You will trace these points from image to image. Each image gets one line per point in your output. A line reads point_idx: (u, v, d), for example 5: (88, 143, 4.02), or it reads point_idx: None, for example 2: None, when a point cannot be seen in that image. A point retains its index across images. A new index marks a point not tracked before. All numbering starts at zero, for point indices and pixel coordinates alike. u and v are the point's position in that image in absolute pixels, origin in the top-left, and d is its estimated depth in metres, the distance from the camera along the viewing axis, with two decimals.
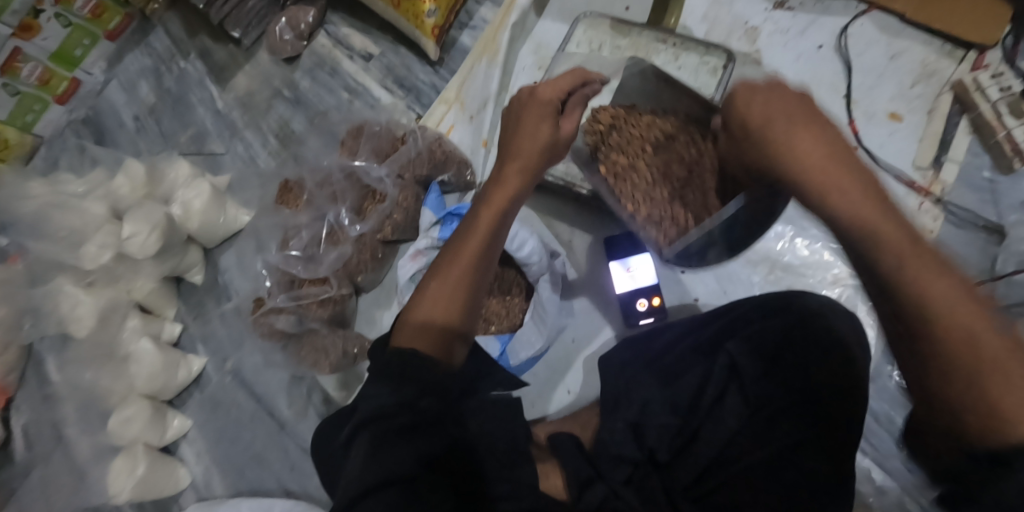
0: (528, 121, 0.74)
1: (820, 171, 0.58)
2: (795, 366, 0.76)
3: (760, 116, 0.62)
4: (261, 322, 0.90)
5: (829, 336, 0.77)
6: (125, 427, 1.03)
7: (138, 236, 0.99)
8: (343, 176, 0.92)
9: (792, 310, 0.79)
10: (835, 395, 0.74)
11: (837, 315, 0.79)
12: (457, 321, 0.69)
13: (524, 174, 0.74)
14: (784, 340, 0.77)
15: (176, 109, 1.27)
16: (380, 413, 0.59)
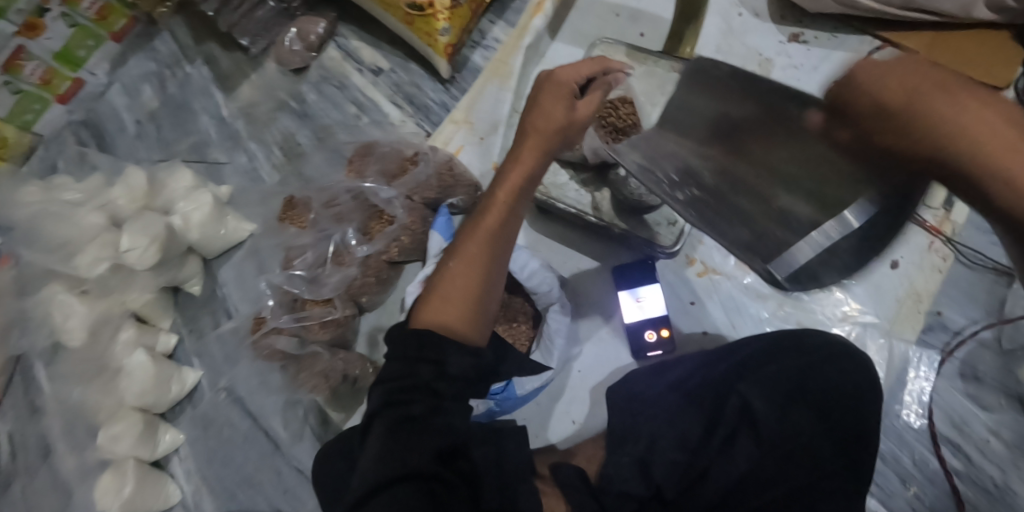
0: (545, 102, 0.74)
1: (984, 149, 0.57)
2: (809, 405, 0.76)
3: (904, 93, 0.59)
4: (262, 343, 0.89)
5: (844, 374, 0.78)
6: (114, 443, 1.01)
7: (136, 249, 0.97)
8: (350, 197, 0.90)
9: (806, 347, 0.79)
10: (841, 422, 0.76)
11: (847, 353, 0.80)
12: (477, 293, 0.72)
13: (541, 150, 0.74)
14: (801, 381, 0.77)
15: (178, 115, 1.25)
16: (397, 403, 0.65)
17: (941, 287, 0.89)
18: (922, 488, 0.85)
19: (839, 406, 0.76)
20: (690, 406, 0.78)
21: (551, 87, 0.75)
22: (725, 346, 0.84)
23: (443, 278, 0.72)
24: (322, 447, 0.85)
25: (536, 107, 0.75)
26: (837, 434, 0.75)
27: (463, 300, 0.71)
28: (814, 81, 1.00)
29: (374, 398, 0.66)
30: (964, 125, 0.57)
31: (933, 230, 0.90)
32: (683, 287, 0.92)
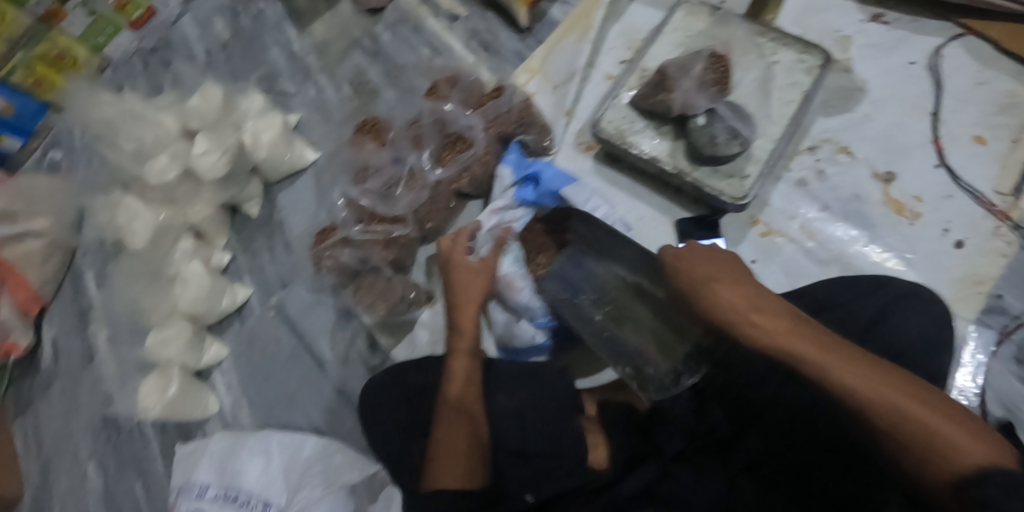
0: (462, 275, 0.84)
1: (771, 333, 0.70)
2: (887, 341, 0.75)
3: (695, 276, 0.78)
4: (326, 255, 0.90)
5: (926, 319, 0.76)
6: (163, 347, 1.03)
7: (209, 155, 0.99)
8: (431, 121, 0.93)
9: (882, 289, 0.79)
10: (918, 365, 0.74)
11: (923, 298, 0.78)
12: (473, 450, 0.74)
13: (473, 307, 0.83)
14: (879, 319, 0.77)
15: (249, 48, 1.27)
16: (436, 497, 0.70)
17: (1004, 272, 0.90)
18: None
19: (919, 343, 0.75)
20: None
21: (468, 273, 0.84)
22: (832, 280, 0.82)
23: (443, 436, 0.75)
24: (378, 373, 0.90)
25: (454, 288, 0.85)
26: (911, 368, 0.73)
27: (462, 451, 0.73)
28: (891, 62, 1.00)
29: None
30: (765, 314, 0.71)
31: (1001, 214, 0.91)
32: (747, 245, 0.95)
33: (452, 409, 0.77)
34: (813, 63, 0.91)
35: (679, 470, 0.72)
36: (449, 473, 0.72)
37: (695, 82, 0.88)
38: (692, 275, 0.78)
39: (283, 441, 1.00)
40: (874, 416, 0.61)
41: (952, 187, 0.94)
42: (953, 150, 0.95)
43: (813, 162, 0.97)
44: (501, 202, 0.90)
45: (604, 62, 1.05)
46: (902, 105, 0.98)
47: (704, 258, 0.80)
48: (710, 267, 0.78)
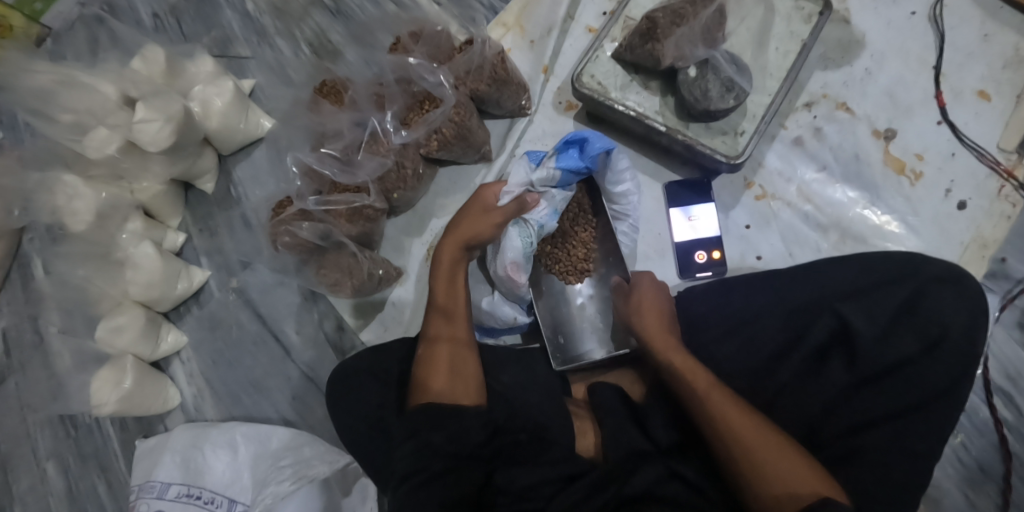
0: (473, 213, 0.81)
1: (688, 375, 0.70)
2: (919, 330, 0.70)
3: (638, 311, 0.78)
4: (283, 230, 0.81)
5: (959, 304, 0.70)
6: (115, 335, 0.96)
7: (150, 123, 0.90)
8: (395, 79, 0.84)
9: (912, 274, 0.73)
10: (951, 356, 0.68)
11: (960, 281, 0.72)
12: (471, 374, 0.74)
13: (459, 247, 0.80)
14: (909, 304, 0.71)
15: (200, 8, 1.16)
16: (416, 464, 0.66)
17: (1008, 234, 0.84)
18: (969, 436, 0.81)
19: (953, 330, 0.69)
20: (771, 330, 0.73)
21: (479, 211, 0.81)
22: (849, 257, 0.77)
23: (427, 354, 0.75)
24: (348, 358, 0.83)
25: (463, 212, 0.83)
26: (937, 364, 0.68)
27: (461, 377, 0.73)
28: (891, 12, 0.93)
29: (404, 464, 0.67)
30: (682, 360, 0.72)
31: (1006, 174, 0.86)
32: (740, 209, 0.89)
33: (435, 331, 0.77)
34: (812, 11, 0.84)
35: (682, 470, 0.67)
36: (448, 395, 0.71)
37: (692, 30, 0.78)
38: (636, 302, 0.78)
39: (248, 432, 0.94)
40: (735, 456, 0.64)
41: (955, 145, 0.88)
42: (955, 106, 0.89)
43: (810, 119, 0.90)
44: (539, 177, 0.81)
45: (585, 15, 0.96)
46: (902, 57, 0.91)
47: (653, 289, 0.80)
48: (654, 304, 0.78)
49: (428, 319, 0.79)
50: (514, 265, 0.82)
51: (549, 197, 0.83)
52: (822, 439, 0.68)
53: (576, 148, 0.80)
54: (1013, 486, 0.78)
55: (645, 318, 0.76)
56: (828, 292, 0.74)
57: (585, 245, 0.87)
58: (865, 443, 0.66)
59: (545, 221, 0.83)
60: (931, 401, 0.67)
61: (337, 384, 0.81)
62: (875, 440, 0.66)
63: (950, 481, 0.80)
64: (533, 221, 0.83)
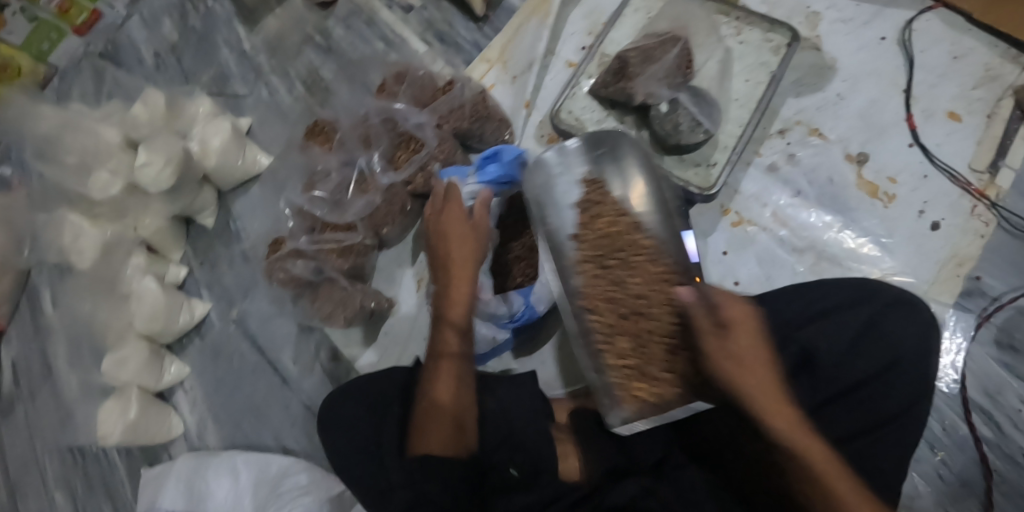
0: (453, 234, 0.80)
1: (777, 410, 0.64)
2: (875, 354, 0.72)
3: (723, 339, 0.66)
4: (277, 267, 0.86)
5: (912, 327, 0.72)
6: (120, 367, 0.99)
7: (151, 166, 0.93)
8: (380, 120, 0.87)
9: (870, 298, 0.75)
10: (903, 378, 0.71)
11: (912, 305, 0.74)
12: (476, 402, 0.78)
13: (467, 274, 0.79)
14: (867, 329, 0.73)
15: (200, 48, 1.21)
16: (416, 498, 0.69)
17: (982, 252, 0.87)
18: (950, 454, 0.83)
19: (907, 352, 0.71)
20: None
21: (459, 235, 0.80)
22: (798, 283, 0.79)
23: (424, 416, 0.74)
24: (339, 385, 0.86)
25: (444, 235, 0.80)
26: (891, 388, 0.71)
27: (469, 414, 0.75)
28: (862, 38, 0.96)
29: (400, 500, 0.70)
30: (764, 390, 0.64)
31: (978, 193, 0.88)
32: (718, 235, 0.92)
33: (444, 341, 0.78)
34: (780, 42, 0.87)
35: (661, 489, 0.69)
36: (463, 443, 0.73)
37: (662, 70, 0.82)
38: (714, 325, 0.66)
39: (248, 459, 0.97)
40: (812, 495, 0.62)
41: (927, 167, 0.90)
42: (926, 128, 0.92)
43: (784, 146, 0.94)
44: (466, 193, 0.84)
45: (565, 48, 1.00)
46: (873, 81, 0.94)
47: (746, 326, 0.65)
48: (740, 330, 0.65)
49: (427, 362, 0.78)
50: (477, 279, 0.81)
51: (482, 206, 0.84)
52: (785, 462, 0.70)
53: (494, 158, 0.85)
54: (994, 501, 0.81)
55: (735, 341, 0.65)
56: (787, 318, 0.76)
57: (660, 289, 0.76)
58: (829, 463, 0.68)
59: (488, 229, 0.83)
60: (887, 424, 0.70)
61: (338, 418, 0.82)
62: (844, 460, 0.68)
63: (931, 497, 0.82)
64: (478, 233, 0.82)
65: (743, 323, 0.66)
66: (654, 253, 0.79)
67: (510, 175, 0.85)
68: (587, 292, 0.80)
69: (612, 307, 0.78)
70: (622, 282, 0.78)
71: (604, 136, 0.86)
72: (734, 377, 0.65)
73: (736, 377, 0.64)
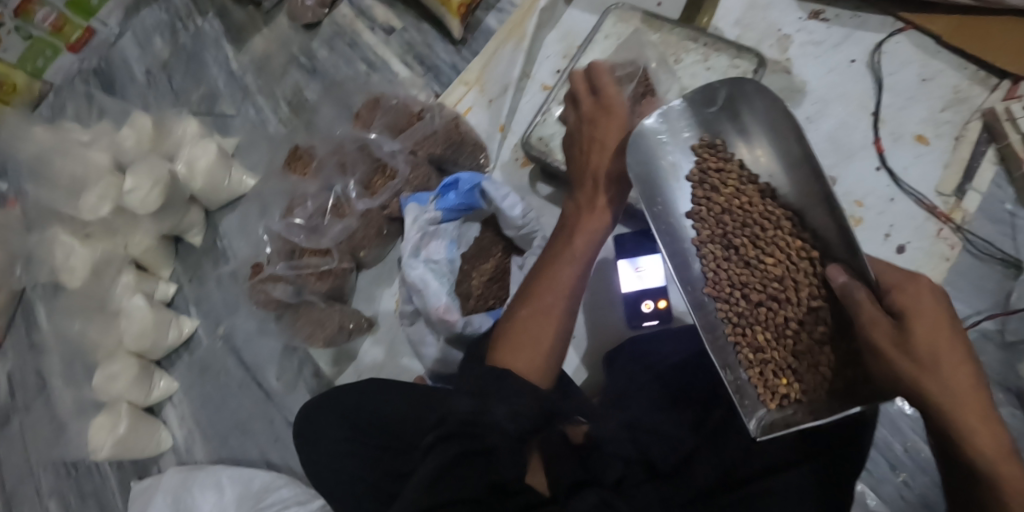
0: (607, 149, 0.73)
1: (962, 408, 0.55)
2: None
3: (904, 329, 0.57)
4: (259, 289, 0.89)
5: None
6: (110, 383, 1.01)
7: (138, 191, 0.96)
8: (356, 147, 0.91)
9: None
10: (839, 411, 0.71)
11: None
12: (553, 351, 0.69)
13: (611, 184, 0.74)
14: None
15: (189, 66, 1.22)
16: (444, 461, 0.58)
17: (948, 275, 0.89)
18: (911, 475, 0.86)
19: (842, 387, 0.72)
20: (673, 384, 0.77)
21: (599, 144, 0.74)
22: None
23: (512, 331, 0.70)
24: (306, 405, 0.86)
25: (596, 149, 0.74)
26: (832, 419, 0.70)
27: (542, 349, 0.68)
28: (831, 61, 0.98)
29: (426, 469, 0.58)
30: (943, 388, 0.55)
31: (943, 216, 0.90)
32: None
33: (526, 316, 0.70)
34: (746, 69, 0.90)
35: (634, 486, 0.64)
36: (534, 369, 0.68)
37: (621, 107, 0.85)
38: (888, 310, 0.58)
39: (232, 474, 1.00)
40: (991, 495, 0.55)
41: (894, 190, 0.92)
42: (893, 150, 0.94)
43: None
44: (425, 220, 0.88)
45: (540, 71, 1.02)
46: (842, 105, 0.96)
47: (931, 315, 0.57)
48: (928, 324, 0.56)
49: (516, 298, 0.73)
50: (443, 304, 0.85)
51: (443, 232, 0.90)
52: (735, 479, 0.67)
53: (455, 188, 0.89)
54: None
55: (915, 330, 0.56)
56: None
57: (799, 272, 0.72)
58: (764, 489, 0.65)
59: (449, 254, 0.90)
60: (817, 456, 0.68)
61: (307, 425, 0.83)
62: (779, 488, 0.64)
63: None
64: (440, 258, 0.89)
65: (926, 308, 0.57)
66: (789, 226, 0.73)
67: (466, 201, 0.88)
68: (714, 278, 0.75)
69: (739, 284, 0.74)
70: (748, 260, 0.75)
71: (716, 92, 0.74)
72: (905, 368, 0.56)
73: (908, 371, 0.56)
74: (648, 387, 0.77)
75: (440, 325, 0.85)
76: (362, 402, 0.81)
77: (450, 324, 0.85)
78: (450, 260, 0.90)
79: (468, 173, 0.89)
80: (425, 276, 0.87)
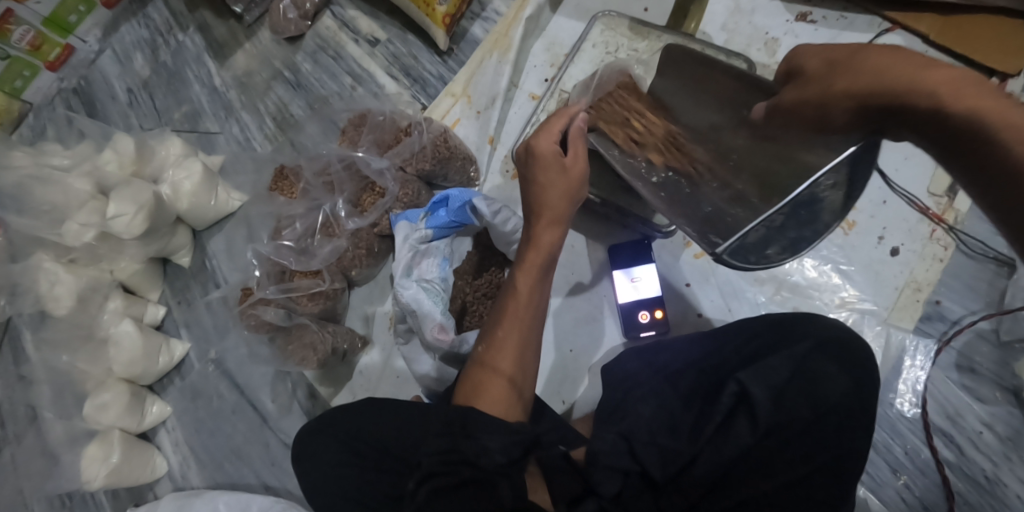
0: (546, 183, 0.76)
1: (895, 72, 0.55)
2: (808, 394, 0.69)
3: (817, 68, 0.62)
4: (249, 314, 0.88)
5: (843, 369, 0.70)
6: (101, 412, 1.00)
7: (123, 217, 0.94)
8: (342, 166, 0.91)
9: (799, 337, 0.73)
10: (839, 422, 0.67)
11: (845, 343, 0.72)
12: (517, 370, 0.72)
13: (556, 222, 0.77)
14: (800, 371, 0.70)
15: (170, 84, 1.19)
16: (440, 468, 0.61)
17: (942, 276, 0.89)
18: (913, 477, 0.86)
19: (839, 397, 0.68)
20: (674, 397, 0.74)
21: (540, 164, 0.75)
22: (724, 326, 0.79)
23: (480, 373, 0.72)
24: (303, 430, 0.81)
25: (538, 187, 0.76)
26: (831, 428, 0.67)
27: (501, 391, 0.70)
28: None
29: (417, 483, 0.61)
30: (866, 74, 0.57)
31: (937, 217, 0.90)
32: (682, 266, 0.94)
33: (503, 337, 0.74)
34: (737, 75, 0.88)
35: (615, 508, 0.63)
36: (504, 397, 0.70)
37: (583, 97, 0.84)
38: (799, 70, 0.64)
39: (228, 500, 0.98)
40: (970, 128, 0.51)
41: (886, 192, 0.92)
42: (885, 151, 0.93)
43: None
44: (416, 239, 0.88)
45: (528, 81, 1.02)
46: None
47: (821, 54, 0.63)
48: (819, 59, 0.63)
49: (486, 330, 0.76)
50: (440, 326, 0.85)
51: (435, 250, 0.90)
52: (731, 487, 0.65)
53: (447, 206, 0.88)
54: None
55: (812, 69, 0.63)
56: (719, 363, 0.75)
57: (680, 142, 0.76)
58: (763, 493, 0.63)
59: (443, 272, 0.90)
60: (830, 456, 0.65)
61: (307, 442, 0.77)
62: (775, 490, 0.63)
63: None
64: (434, 277, 0.89)
65: (819, 57, 0.63)
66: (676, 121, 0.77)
67: (458, 218, 0.88)
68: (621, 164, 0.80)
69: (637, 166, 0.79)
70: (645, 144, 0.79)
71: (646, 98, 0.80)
72: (829, 91, 0.59)
73: (826, 92, 0.60)
74: (644, 402, 0.74)
75: (435, 347, 0.85)
76: (359, 421, 0.76)
77: (448, 345, 0.85)
78: (444, 278, 0.90)
79: (458, 190, 0.88)
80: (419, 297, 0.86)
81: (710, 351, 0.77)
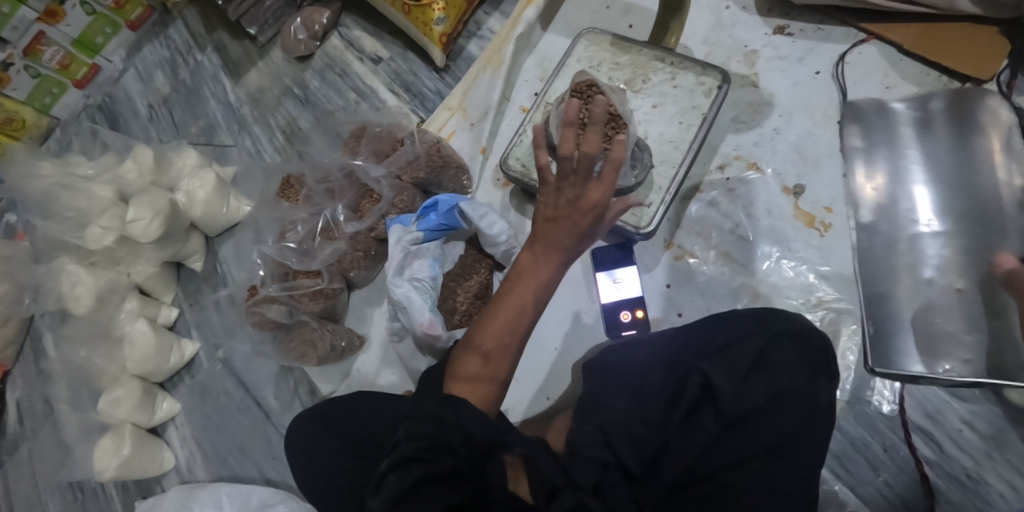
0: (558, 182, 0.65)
1: None
2: (767, 383, 0.73)
3: None
4: (255, 311, 0.95)
5: (799, 357, 0.75)
6: (114, 407, 1.05)
7: (140, 221, 1.00)
8: (343, 175, 0.98)
9: (763, 327, 0.77)
10: (798, 406, 0.72)
11: (807, 336, 0.76)
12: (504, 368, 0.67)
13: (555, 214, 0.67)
14: (759, 361, 0.75)
15: (188, 101, 1.27)
16: (419, 456, 0.61)
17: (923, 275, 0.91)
18: (892, 474, 0.88)
19: (795, 383, 0.73)
20: (643, 389, 0.76)
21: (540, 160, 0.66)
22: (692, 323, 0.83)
23: (463, 361, 0.68)
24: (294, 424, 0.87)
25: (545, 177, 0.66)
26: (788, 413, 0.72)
27: (483, 385, 0.66)
28: (798, 74, 1.03)
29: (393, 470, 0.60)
30: None
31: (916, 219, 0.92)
32: (661, 269, 0.99)
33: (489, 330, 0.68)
34: (711, 85, 0.95)
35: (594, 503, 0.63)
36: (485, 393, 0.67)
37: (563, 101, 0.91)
38: None
39: (231, 491, 1.03)
40: None
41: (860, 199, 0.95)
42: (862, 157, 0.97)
43: (724, 181, 1.00)
44: (407, 240, 0.93)
45: (518, 95, 1.08)
46: (809, 115, 1.01)
47: None
48: None
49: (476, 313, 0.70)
50: (428, 321, 0.90)
51: (426, 251, 0.95)
52: (699, 475, 0.71)
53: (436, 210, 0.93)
54: None
55: None
56: (687, 352, 0.79)
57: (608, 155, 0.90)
58: (731, 481, 0.69)
59: (433, 272, 0.94)
60: (789, 439, 0.70)
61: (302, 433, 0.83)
62: (745, 477, 0.69)
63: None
64: (423, 276, 0.93)
65: None
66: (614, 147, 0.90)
67: (447, 221, 0.94)
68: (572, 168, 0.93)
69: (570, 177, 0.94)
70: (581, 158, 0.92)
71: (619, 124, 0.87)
72: None
73: None
74: (617, 394, 0.76)
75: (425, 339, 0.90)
76: (348, 414, 0.81)
77: (435, 339, 0.90)
78: (433, 277, 0.94)
79: (447, 195, 0.93)
80: (410, 295, 0.91)
81: (678, 342, 0.81)
